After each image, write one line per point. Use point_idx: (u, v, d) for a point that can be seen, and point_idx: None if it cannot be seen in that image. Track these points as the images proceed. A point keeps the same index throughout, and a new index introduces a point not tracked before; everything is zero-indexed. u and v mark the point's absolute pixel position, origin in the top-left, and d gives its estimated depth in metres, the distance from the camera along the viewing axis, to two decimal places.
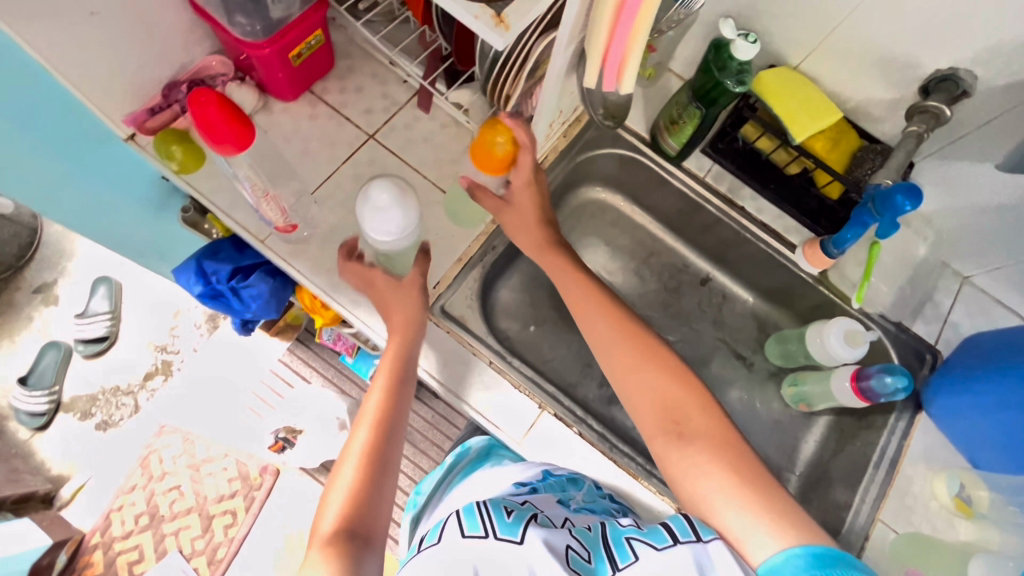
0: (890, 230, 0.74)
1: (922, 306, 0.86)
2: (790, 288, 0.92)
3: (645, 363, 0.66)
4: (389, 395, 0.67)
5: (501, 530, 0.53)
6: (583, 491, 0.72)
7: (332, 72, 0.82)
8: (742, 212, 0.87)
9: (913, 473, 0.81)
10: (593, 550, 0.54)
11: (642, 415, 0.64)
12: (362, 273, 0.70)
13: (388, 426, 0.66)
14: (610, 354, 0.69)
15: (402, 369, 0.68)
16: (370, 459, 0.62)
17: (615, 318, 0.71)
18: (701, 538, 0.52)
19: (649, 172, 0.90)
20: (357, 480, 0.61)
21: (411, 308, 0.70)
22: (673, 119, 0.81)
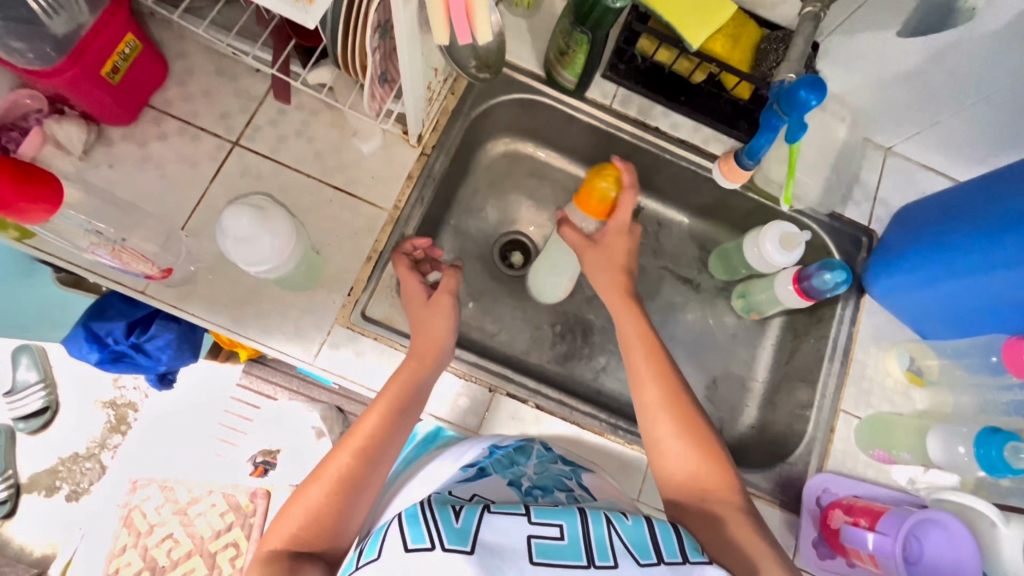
0: (798, 134, 0.66)
1: (851, 188, 0.89)
2: (723, 201, 0.93)
3: (681, 418, 0.65)
4: (387, 421, 0.64)
5: (449, 540, 0.47)
6: (532, 461, 0.69)
7: (170, 78, 0.77)
8: (658, 133, 0.87)
9: (866, 357, 0.84)
10: (567, 528, 0.50)
11: (666, 469, 0.64)
12: (406, 275, 0.73)
13: (375, 453, 0.62)
14: (652, 404, 0.66)
15: (409, 394, 0.66)
16: (344, 481, 0.60)
17: (661, 370, 0.68)
18: (688, 559, 0.50)
19: (555, 113, 0.88)
20: (323, 500, 0.59)
21: (439, 336, 0.70)
22: (562, 50, 0.79)
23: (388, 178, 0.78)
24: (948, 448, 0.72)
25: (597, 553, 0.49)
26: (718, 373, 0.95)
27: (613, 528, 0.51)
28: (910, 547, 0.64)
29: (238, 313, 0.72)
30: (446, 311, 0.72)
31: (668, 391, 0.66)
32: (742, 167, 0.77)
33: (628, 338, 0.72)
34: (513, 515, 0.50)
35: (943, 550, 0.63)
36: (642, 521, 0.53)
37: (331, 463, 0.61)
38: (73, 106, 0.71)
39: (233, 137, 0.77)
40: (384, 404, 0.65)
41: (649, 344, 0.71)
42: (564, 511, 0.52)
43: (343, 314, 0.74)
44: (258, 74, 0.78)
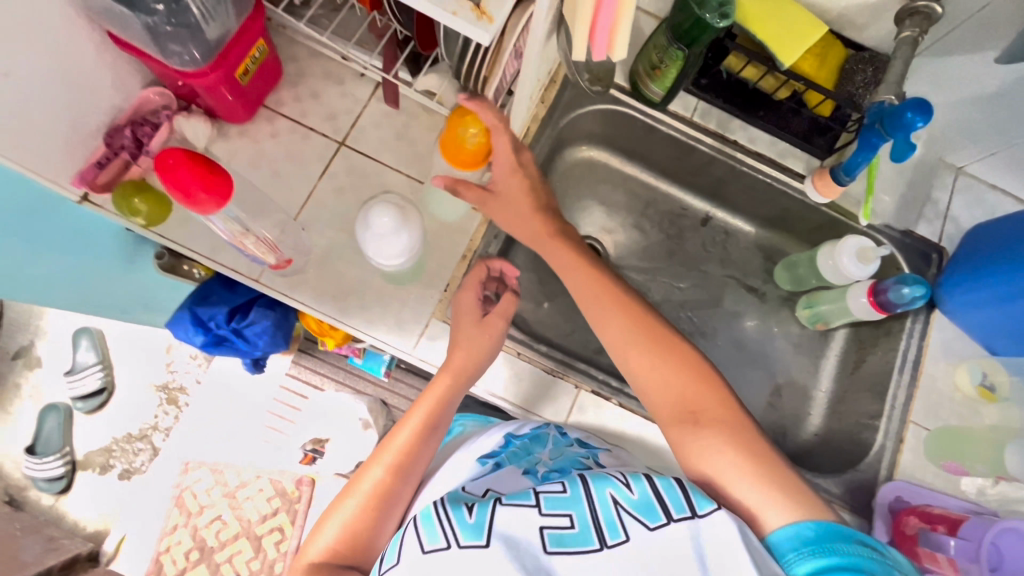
0: (906, 154, 0.70)
1: (923, 206, 0.91)
2: (793, 213, 0.96)
3: (655, 352, 0.67)
4: (419, 438, 0.68)
5: (464, 537, 0.51)
6: (548, 447, 0.71)
7: (283, 80, 0.82)
8: (737, 146, 0.91)
9: (936, 371, 0.86)
10: (577, 516, 0.52)
11: (658, 404, 0.65)
12: (475, 283, 0.75)
13: (406, 469, 0.67)
14: (620, 343, 0.69)
15: (440, 411, 0.70)
16: (377, 496, 0.65)
17: (625, 308, 0.71)
18: (697, 513, 0.50)
19: (638, 123, 0.92)
20: (358, 514, 0.64)
21: (477, 348, 0.72)
22: (654, 64, 0.83)
23: None
24: None
25: (606, 529, 0.51)
26: (781, 381, 0.98)
27: (620, 504, 0.52)
28: (989, 555, 0.69)
29: (343, 303, 0.76)
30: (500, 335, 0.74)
31: (634, 327, 0.69)
32: (839, 181, 0.81)
33: (584, 288, 0.74)
34: (523, 507, 0.52)
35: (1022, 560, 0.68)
36: (647, 486, 0.53)
37: (367, 478, 0.66)
38: (199, 103, 0.76)
39: (340, 137, 0.81)
40: (414, 420, 0.69)
41: (609, 288, 0.73)
42: (571, 498, 0.53)
43: (441, 308, 0.77)
44: (364, 78, 0.83)
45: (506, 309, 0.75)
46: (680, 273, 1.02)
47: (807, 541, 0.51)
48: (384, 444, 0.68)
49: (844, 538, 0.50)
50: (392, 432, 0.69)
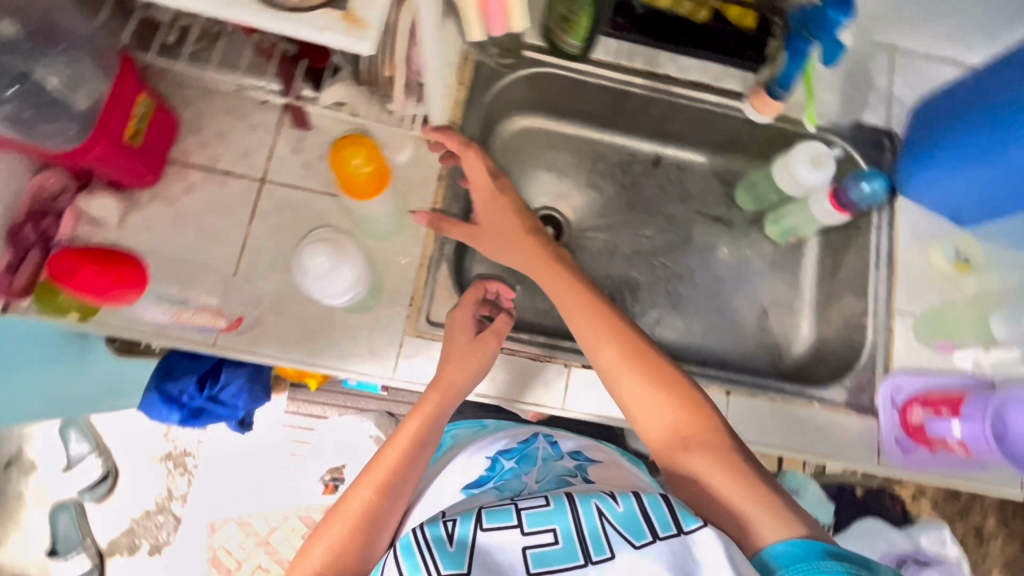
0: (834, 52, 0.72)
1: (866, 94, 0.89)
2: (740, 134, 0.94)
3: (642, 370, 0.63)
4: (408, 456, 0.65)
5: (445, 566, 0.48)
6: (536, 467, 0.72)
7: (183, 128, 0.76)
8: (669, 79, 0.88)
9: (910, 256, 0.86)
10: (560, 530, 0.50)
11: (645, 428, 0.62)
12: (470, 296, 0.74)
13: (394, 488, 0.63)
14: (606, 361, 0.65)
15: (429, 428, 0.67)
16: (364, 519, 0.60)
17: (612, 325, 0.66)
18: (683, 529, 0.49)
19: (564, 81, 0.88)
20: (344, 536, 0.59)
21: (459, 372, 0.70)
22: (565, 16, 0.79)
23: (420, 182, 0.78)
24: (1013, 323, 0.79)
25: (591, 547, 0.49)
26: (766, 302, 0.97)
27: (605, 518, 0.50)
28: (993, 424, 0.72)
29: (310, 345, 0.73)
30: (490, 354, 0.72)
31: (621, 344, 0.65)
32: (777, 99, 0.81)
33: (568, 312, 0.68)
34: (507, 529, 0.50)
35: None
36: (632, 497, 0.52)
37: (350, 504, 0.61)
38: (98, 177, 0.71)
39: (261, 174, 0.76)
40: (402, 442, 0.65)
41: (593, 304, 0.67)
42: (555, 512, 0.51)
43: (411, 324, 0.75)
44: (268, 104, 0.77)
45: (503, 322, 0.74)
46: (644, 221, 1.00)
47: (787, 560, 0.50)
48: (372, 465, 0.64)
49: (824, 554, 0.49)
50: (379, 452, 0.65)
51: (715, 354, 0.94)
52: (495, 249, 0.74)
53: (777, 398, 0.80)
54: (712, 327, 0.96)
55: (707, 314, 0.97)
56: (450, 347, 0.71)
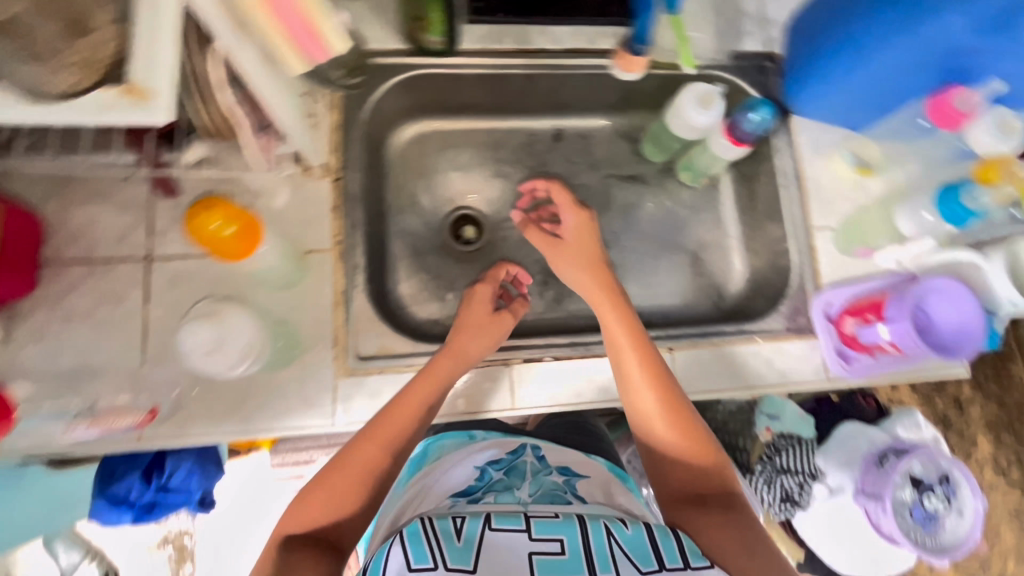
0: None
1: (739, 23, 0.89)
2: (630, 90, 0.93)
3: (677, 417, 0.66)
4: (414, 420, 0.66)
5: (451, 559, 0.53)
6: (526, 480, 0.79)
7: (48, 225, 0.71)
8: (546, 53, 0.85)
9: (816, 171, 0.87)
10: (567, 543, 0.55)
11: (671, 476, 0.65)
12: (488, 277, 0.82)
13: (400, 446, 0.64)
14: (644, 405, 0.67)
15: (440, 391, 0.69)
16: (367, 470, 0.62)
17: (657, 370, 0.68)
18: (691, 564, 0.54)
19: (440, 79, 0.86)
20: (348, 490, 0.61)
21: (478, 346, 0.74)
22: (419, 15, 0.77)
23: (314, 219, 0.76)
24: (915, 218, 0.77)
25: (599, 560, 0.54)
26: (696, 247, 0.98)
27: (613, 539, 0.56)
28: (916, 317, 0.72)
29: (240, 415, 0.70)
30: (500, 335, 0.77)
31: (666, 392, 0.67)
32: (636, 55, 0.83)
33: (618, 355, 0.70)
34: (514, 533, 0.56)
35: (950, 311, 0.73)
36: (642, 528, 0.58)
37: (350, 459, 0.63)
38: None
39: (144, 252, 0.72)
40: (408, 411, 0.66)
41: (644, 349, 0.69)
42: (564, 527, 0.57)
43: (340, 365, 0.73)
44: (132, 178, 0.73)
45: (520, 304, 0.81)
46: None
47: None
48: (377, 424, 0.65)
49: None
50: (384, 413, 0.66)
51: (658, 312, 0.94)
52: (561, 267, 0.79)
53: (719, 341, 0.80)
54: (650, 286, 0.96)
55: (643, 274, 0.96)
56: (467, 317, 0.76)
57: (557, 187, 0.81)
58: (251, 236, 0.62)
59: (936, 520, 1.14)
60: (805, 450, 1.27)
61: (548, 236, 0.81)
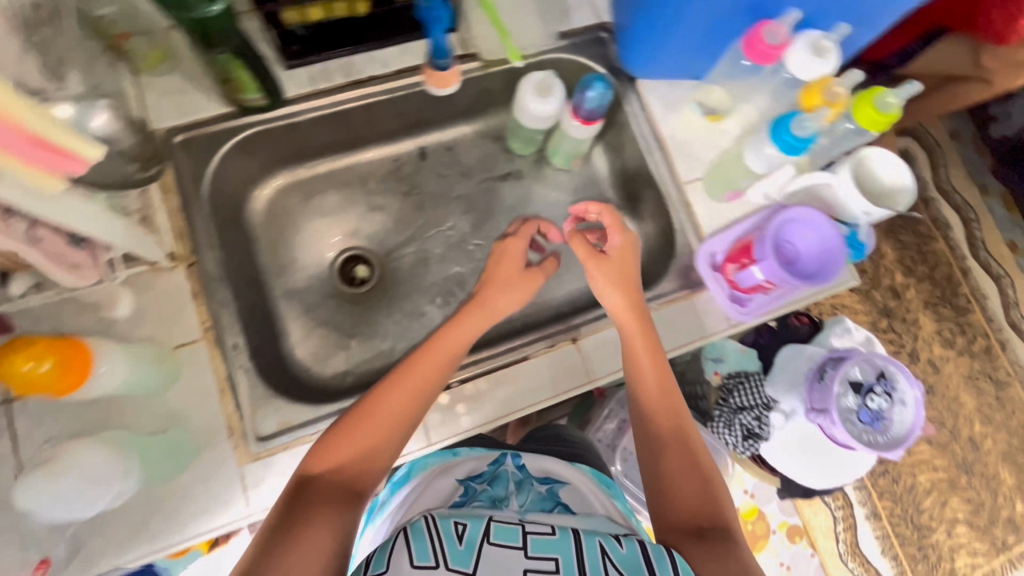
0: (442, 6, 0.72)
1: (562, 1, 0.89)
2: (477, 92, 0.91)
3: (688, 452, 0.69)
4: (440, 367, 0.69)
5: (452, 561, 0.53)
6: (512, 485, 0.76)
7: None
8: (375, 79, 0.83)
9: (672, 127, 0.88)
10: (562, 561, 0.54)
11: (674, 505, 0.66)
12: (523, 229, 0.82)
13: (419, 401, 0.66)
14: (659, 437, 0.71)
15: (465, 342, 0.72)
16: (390, 421, 0.65)
17: (672, 405, 0.72)
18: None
19: (276, 131, 0.82)
20: (376, 439, 0.64)
21: (508, 299, 0.76)
22: (226, 77, 0.71)
23: (175, 311, 0.72)
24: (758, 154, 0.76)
25: (590, 570, 0.54)
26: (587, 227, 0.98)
27: (608, 556, 0.55)
28: (779, 254, 0.70)
29: (147, 535, 0.66)
30: (529, 291, 0.78)
31: (680, 429, 0.71)
32: (441, 70, 0.80)
33: (636, 373, 0.74)
34: (511, 549, 0.55)
35: (808, 240, 0.71)
36: (634, 542, 0.57)
37: (379, 409, 0.65)
38: None
39: None
40: (440, 358, 0.69)
41: (669, 387, 0.73)
42: (558, 545, 0.55)
43: (242, 452, 0.70)
44: None
45: (547, 265, 0.81)
46: (441, 214, 0.96)
47: None
48: (406, 372, 0.67)
49: None
50: (411, 362, 0.68)
51: (565, 301, 0.94)
52: (598, 287, 0.77)
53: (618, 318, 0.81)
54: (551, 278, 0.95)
55: None
56: (498, 270, 0.78)
57: (609, 211, 0.79)
58: (80, 365, 0.59)
59: (883, 417, 1.19)
60: (753, 383, 1.30)
61: (592, 248, 0.79)
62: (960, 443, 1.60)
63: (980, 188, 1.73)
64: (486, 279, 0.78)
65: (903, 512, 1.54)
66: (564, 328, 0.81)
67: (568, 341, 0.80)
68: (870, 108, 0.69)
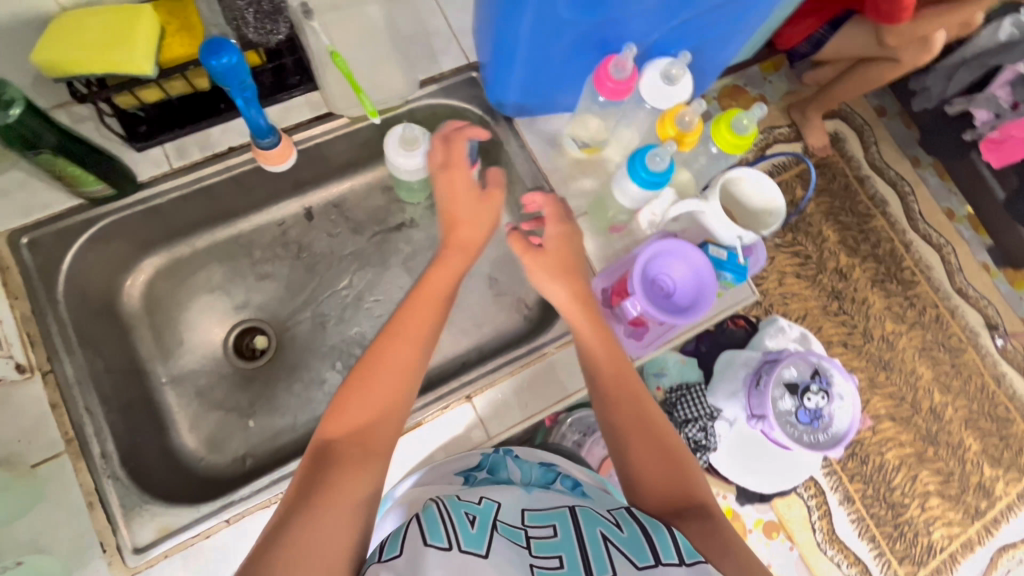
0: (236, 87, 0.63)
1: (429, 45, 0.86)
2: (355, 145, 0.88)
3: (650, 428, 0.64)
4: (438, 308, 0.68)
5: (467, 543, 0.51)
6: (513, 469, 0.72)
7: None
8: (235, 150, 0.79)
9: (554, 163, 0.85)
10: (567, 556, 0.51)
11: (646, 484, 0.61)
12: (452, 150, 0.76)
13: (415, 335, 0.64)
14: (619, 414, 0.65)
15: (451, 281, 0.70)
16: (409, 373, 0.62)
17: (625, 380, 0.67)
18: (686, 561, 0.50)
19: (137, 216, 0.78)
20: (400, 395, 0.61)
21: (473, 232, 0.74)
22: (59, 174, 0.66)
23: (34, 424, 0.68)
24: (625, 192, 0.72)
25: (595, 566, 0.49)
26: (489, 268, 0.95)
27: (610, 543, 0.52)
28: (656, 286, 0.71)
29: None
30: (492, 215, 0.75)
31: (639, 403, 0.65)
32: (267, 150, 0.74)
33: (590, 354, 0.68)
34: (515, 546, 0.52)
35: (683, 272, 0.71)
36: (636, 528, 0.54)
37: (382, 384, 0.61)
38: None
39: None
40: (430, 298, 0.68)
41: (620, 364, 0.67)
42: (562, 541, 0.52)
43: (119, 566, 0.66)
44: None
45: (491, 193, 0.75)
46: (334, 274, 0.92)
47: None
48: (401, 319, 0.65)
49: None
50: (406, 309, 0.66)
51: (472, 349, 0.91)
52: (537, 282, 0.71)
53: (513, 368, 0.79)
54: (457, 325, 0.92)
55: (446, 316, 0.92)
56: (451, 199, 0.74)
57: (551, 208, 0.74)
58: None
59: (822, 416, 1.17)
60: (695, 395, 1.25)
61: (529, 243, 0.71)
62: (922, 415, 1.48)
63: (911, 160, 1.60)
64: (447, 220, 0.74)
65: (875, 492, 1.40)
66: (456, 387, 0.77)
67: (461, 401, 0.77)
68: (728, 132, 0.68)
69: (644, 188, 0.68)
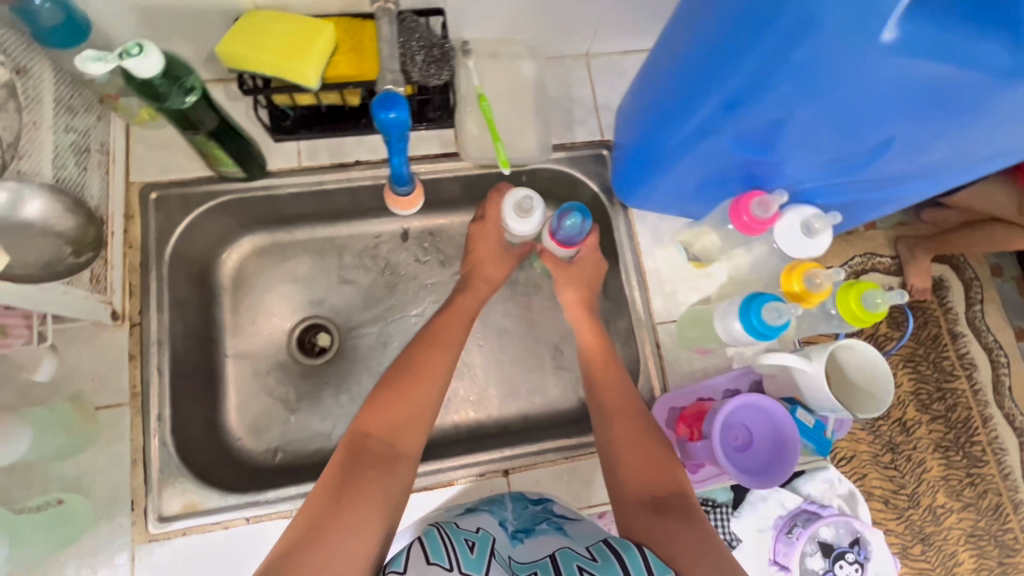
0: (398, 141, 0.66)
1: (570, 114, 0.87)
2: (469, 186, 0.89)
3: (636, 430, 0.66)
4: (452, 311, 0.78)
5: (466, 565, 0.50)
6: (509, 511, 0.68)
7: None
8: (360, 164, 0.82)
9: (657, 264, 0.83)
10: None
11: (626, 479, 0.63)
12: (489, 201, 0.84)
13: (444, 339, 0.73)
14: (608, 416, 0.68)
15: (465, 290, 0.81)
16: (433, 371, 0.69)
17: (618, 388, 0.71)
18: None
19: (254, 198, 0.82)
20: (428, 393, 0.67)
21: (495, 270, 0.84)
22: (202, 151, 0.71)
23: (110, 370, 0.72)
24: (728, 328, 0.71)
25: None
26: (558, 339, 0.93)
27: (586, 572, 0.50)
28: (729, 439, 0.68)
29: None
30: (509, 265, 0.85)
31: (628, 407, 0.68)
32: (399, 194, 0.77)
33: (587, 363, 0.75)
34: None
35: (761, 424, 0.69)
36: (610, 554, 0.51)
37: (418, 392, 0.66)
38: None
39: None
40: (459, 317, 0.78)
41: (614, 376, 0.72)
42: None
43: (141, 530, 0.69)
44: None
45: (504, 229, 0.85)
46: (410, 299, 0.92)
47: None
48: (438, 330, 0.74)
49: None
50: (440, 316, 0.77)
51: (518, 415, 0.89)
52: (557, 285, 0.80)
53: (557, 458, 0.78)
54: (511, 386, 0.91)
55: (503, 374, 0.91)
56: (482, 244, 0.84)
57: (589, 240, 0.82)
58: None
59: None
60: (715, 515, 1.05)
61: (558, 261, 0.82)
62: None
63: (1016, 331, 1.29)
64: (474, 257, 0.84)
65: None
66: (498, 457, 0.77)
67: (499, 473, 0.76)
68: (857, 302, 0.67)
69: (750, 332, 0.66)
